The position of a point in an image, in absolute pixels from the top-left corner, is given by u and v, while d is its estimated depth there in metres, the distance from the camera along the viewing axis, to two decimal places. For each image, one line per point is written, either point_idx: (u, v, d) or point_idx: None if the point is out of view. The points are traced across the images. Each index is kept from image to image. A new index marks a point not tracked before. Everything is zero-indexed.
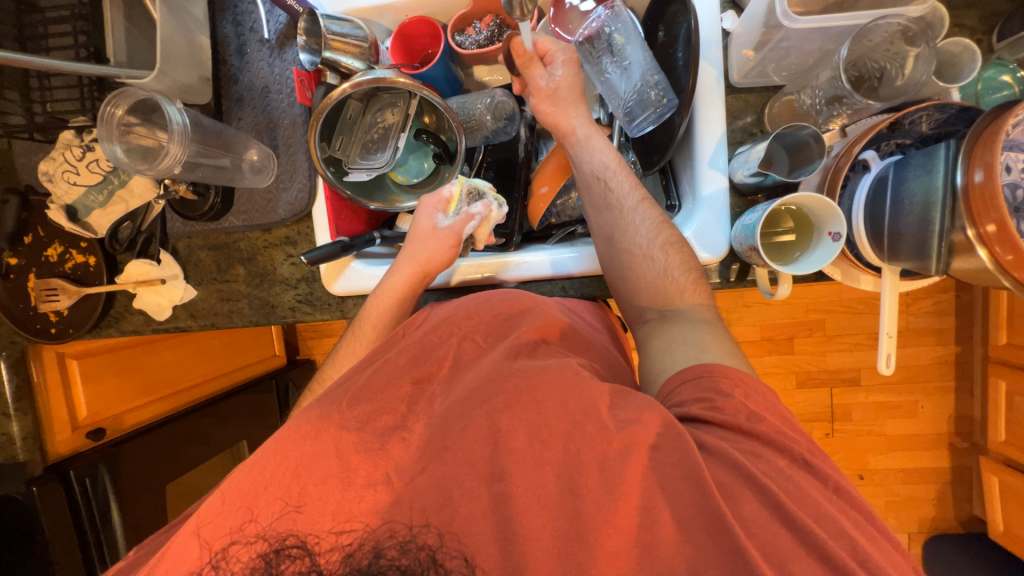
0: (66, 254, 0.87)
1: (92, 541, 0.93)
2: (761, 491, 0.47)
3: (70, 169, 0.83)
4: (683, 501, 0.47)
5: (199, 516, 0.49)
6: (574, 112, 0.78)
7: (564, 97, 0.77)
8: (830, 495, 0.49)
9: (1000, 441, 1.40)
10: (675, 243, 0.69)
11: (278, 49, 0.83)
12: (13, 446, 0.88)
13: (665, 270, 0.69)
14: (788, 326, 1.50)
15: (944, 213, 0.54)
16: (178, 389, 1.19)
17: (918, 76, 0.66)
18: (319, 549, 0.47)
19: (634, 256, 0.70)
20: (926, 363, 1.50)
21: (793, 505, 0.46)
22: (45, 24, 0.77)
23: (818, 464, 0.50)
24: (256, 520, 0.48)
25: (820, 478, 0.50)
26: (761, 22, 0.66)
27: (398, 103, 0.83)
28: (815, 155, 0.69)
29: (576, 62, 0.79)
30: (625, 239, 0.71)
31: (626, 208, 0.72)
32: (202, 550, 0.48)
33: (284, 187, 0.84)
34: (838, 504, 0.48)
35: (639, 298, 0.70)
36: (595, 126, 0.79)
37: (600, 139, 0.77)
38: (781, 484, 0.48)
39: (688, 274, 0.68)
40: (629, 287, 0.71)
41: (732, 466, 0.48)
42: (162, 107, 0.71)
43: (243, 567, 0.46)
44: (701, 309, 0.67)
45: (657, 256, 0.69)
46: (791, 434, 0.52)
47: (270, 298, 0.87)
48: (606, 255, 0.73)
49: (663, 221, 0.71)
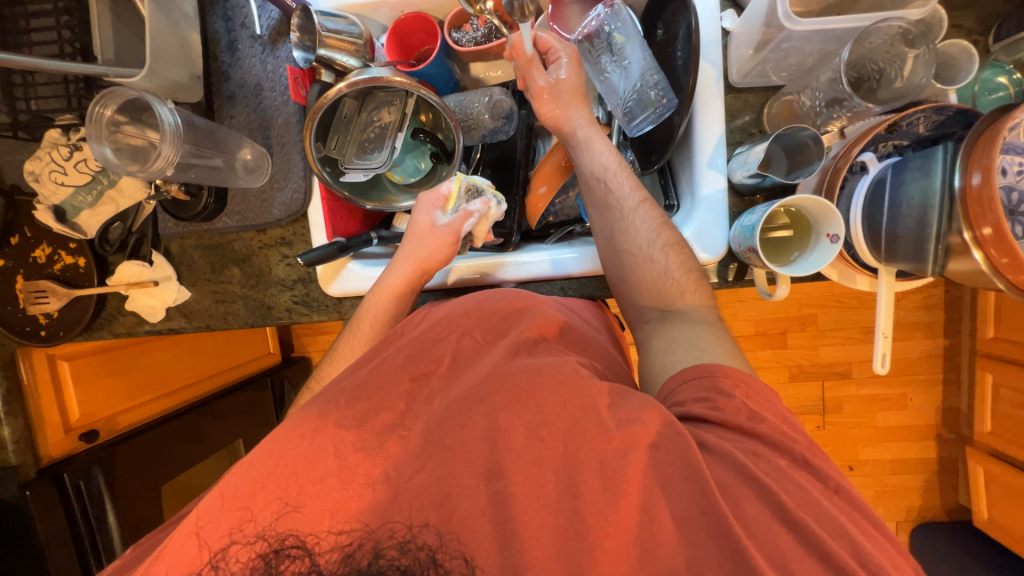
0: (54, 255, 0.85)
1: (87, 541, 0.92)
2: (759, 488, 0.47)
3: (57, 168, 0.81)
4: (683, 497, 0.47)
5: (198, 516, 0.49)
6: (574, 113, 0.77)
7: (567, 98, 0.77)
8: (831, 495, 0.49)
9: (987, 432, 1.44)
10: (676, 244, 0.69)
11: (270, 46, 0.81)
12: (5, 450, 0.86)
13: (666, 271, 0.69)
14: (782, 320, 1.51)
15: (942, 215, 0.55)
16: (171, 389, 1.18)
17: (917, 79, 0.65)
18: (319, 549, 0.46)
19: (635, 257, 0.70)
20: (915, 356, 1.53)
21: (794, 504, 0.47)
22: (27, 18, 0.75)
23: (818, 463, 0.51)
24: (255, 520, 0.48)
25: (818, 476, 0.50)
26: (761, 22, 0.65)
27: (394, 101, 0.81)
28: (814, 156, 0.69)
29: (577, 62, 0.78)
30: (626, 240, 0.71)
31: (627, 209, 0.72)
32: (199, 552, 0.47)
33: (279, 187, 0.82)
34: (838, 504, 0.49)
35: (640, 298, 0.70)
36: (597, 127, 0.78)
37: (601, 140, 0.76)
38: (781, 483, 0.48)
39: (689, 275, 0.69)
40: (630, 287, 0.71)
41: (730, 464, 0.49)
42: (153, 107, 0.69)
43: (243, 568, 0.46)
44: (702, 310, 0.67)
45: (658, 257, 0.69)
46: (792, 433, 0.53)
47: (266, 299, 0.87)
48: (608, 256, 0.73)
49: (663, 222, 0.71)
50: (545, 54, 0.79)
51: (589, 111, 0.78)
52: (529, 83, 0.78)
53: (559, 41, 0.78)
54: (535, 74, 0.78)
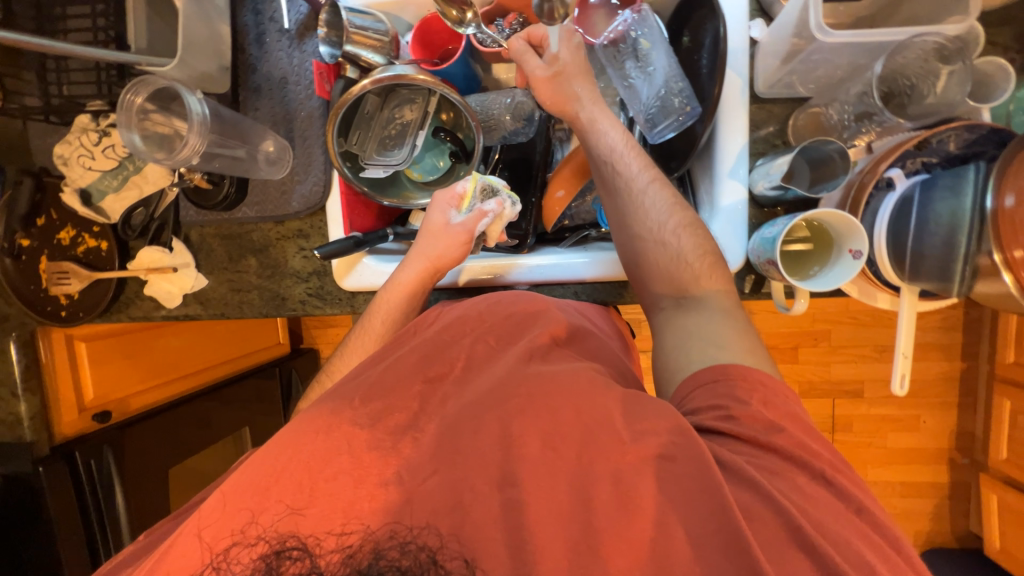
0: (78, 238, 0.87)
1: (96, 519, 0.94)
2: (776, 509, 0.46)
3: (86, 153, 0.83)
4: (698, 514, 0.46)
5: (200, 517, 0.49)
6: (578, 91, 0.74)
7: (565, 76, 0.74)
8: (853, 515, 0.48)
9: (1002, 458, 1.40)
10: (689, 225, 0.69)
11: (297, 40, 0.82)
12: (21, 425, 0.89)
13: (678, 254, 0.68)
14: (794, 335, 1.50)
15: (971, 237, 0.55)
16: (183, 373, 1.20)
17: (951, 95, 0.64)
18: (320, 551, 0.46)
19: (645, 240, 0.70)
20: (930, 378, 1.49)
21: (814, 529, 0.45)
22: (64, 6, 0.77)
23: (839, 481, 0.49)
24: (257, 522, 0.48)
25: (839, 495, 0.49)
26: (791, 32, 0.64)
27: (417, 100, 0.82)
28: (840, 170, 0.69)
29: (573, 38, 0.75)
30: (637, 224, 0.70)
31: (636, 190, 0.71)
32: (203, 551, 0.48)
33: (299, 179, 0.83)
34: (861, 528, 0.47)
35: (655, 284, 0.70)
36: (600, 103, 0.76)
37: (606, 119, 0.74)
38: (799, 504, 0.47)
39: (703, 257, 0.68)
40: (643, 273, 0.70)
41: (748, 484, 0.48)
42: (183, 97, 0.71)
43: (244, 569, 0.46)
44: (720, 296, 0.66)
45: (670, 240, 0.69)
46: (813, 449, 0.51)
47: (281, 290, 0.87)
48: (620, 241, 0.73)
49: (675, 203, 0.71)
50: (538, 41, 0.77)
51: (594, 84, 0.76)
52: (525, 72, 0.75)
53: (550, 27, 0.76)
54: (530, 60, 0.74)
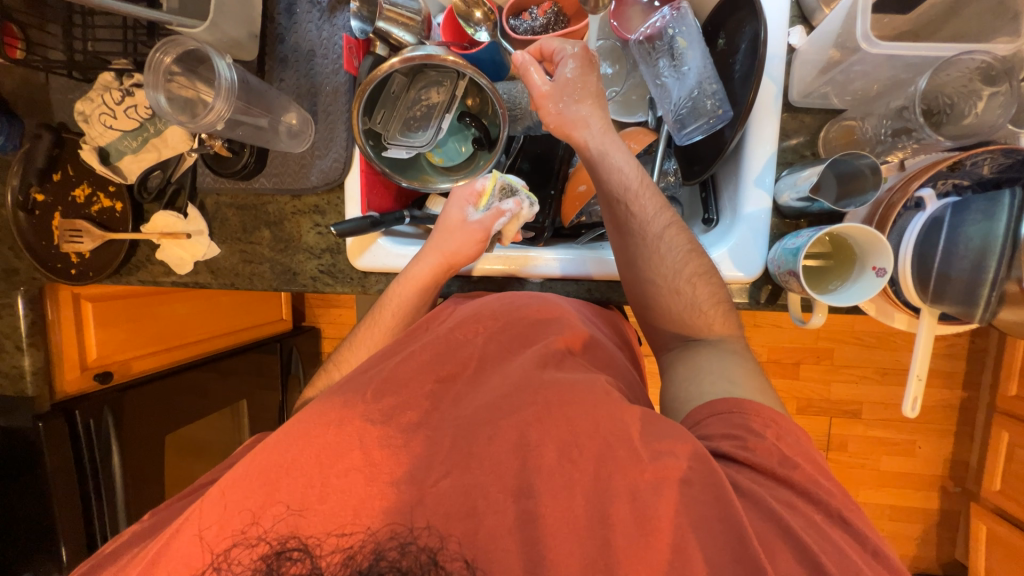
0: (93, 197, 0.86)
1: (91, 487, 0.95)
2: (791, 539, 0.46)
3: (107, 111, 0.81)
4: (711, 538, 0.46)
5: (201, 515, 0.49)
6: (588, 117, 0.72)
7: (571, 102, 0.72)
8: (868, 557, 0.47)
9: (994, 490, 1.40)
10: (704, 275, 0.67)
11: (328, 13, 0.80)
12: (23, 380, 0.88)
13: (692, 303, 0.67)
14: (798, 350, 1.49)
15: (1001, 262, 0.54)
16: (185, 342, 1.20)
17: (991, 118, 0.63)
18: (320, 551, 0.47)
19: (659, 289, 0.68)
20: (930, 405, 1.49)
21: (832, 565, 0.44)
22: None
23: (853, 520, 0.49)
24: (257, 523, 0.48)
25: (853, 534, 0.49)
26: (832, 41, 0.63)
27: (445, 82, 0.80)
28: (870, 186, 0.67)
29: (587, 56, 0.71)
30: (650, 270, 0.69)
31: (650, 235, 0.69)
32: (202, 550, 0.48)
33: (319, 155, 0.82)
34: (876, 570, 0.47)
35: (665, 327, 0.70)
36: (611, 134, 0.72)
37: (620, 152, 0.71)
38: (817, 540, 0.47)
39: (716, 306, 0.67)
40: (655, 315, 0.70)
41: (765, 513, 0.48)
42: (212, 61, 0.70)
43: (244, 570, 0.47)
44: (730, 341, 0.66)
45: (685, 289, 0.67)
46: (826, 486, 0.51)
47: (293, 265, 0.87)
48: (630, 281, 0.71)
49: (691, 250, 0.69)
50: (550, 56, 0.73)
51: (605, 116, 0.74)
52: (529, 87, 0.73)
53: (567, 42, 0.72)
54: (535, 76, 0.72)
